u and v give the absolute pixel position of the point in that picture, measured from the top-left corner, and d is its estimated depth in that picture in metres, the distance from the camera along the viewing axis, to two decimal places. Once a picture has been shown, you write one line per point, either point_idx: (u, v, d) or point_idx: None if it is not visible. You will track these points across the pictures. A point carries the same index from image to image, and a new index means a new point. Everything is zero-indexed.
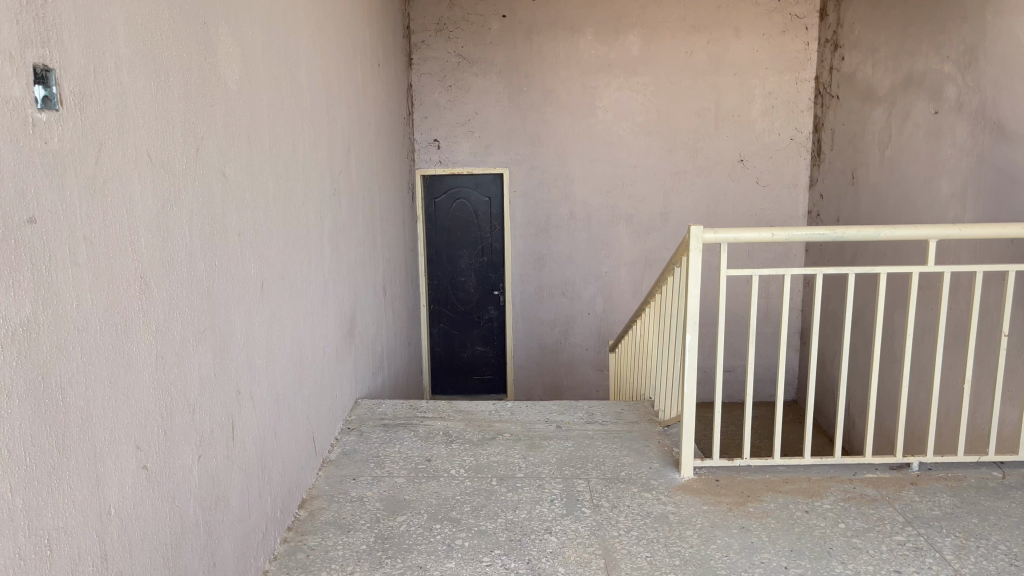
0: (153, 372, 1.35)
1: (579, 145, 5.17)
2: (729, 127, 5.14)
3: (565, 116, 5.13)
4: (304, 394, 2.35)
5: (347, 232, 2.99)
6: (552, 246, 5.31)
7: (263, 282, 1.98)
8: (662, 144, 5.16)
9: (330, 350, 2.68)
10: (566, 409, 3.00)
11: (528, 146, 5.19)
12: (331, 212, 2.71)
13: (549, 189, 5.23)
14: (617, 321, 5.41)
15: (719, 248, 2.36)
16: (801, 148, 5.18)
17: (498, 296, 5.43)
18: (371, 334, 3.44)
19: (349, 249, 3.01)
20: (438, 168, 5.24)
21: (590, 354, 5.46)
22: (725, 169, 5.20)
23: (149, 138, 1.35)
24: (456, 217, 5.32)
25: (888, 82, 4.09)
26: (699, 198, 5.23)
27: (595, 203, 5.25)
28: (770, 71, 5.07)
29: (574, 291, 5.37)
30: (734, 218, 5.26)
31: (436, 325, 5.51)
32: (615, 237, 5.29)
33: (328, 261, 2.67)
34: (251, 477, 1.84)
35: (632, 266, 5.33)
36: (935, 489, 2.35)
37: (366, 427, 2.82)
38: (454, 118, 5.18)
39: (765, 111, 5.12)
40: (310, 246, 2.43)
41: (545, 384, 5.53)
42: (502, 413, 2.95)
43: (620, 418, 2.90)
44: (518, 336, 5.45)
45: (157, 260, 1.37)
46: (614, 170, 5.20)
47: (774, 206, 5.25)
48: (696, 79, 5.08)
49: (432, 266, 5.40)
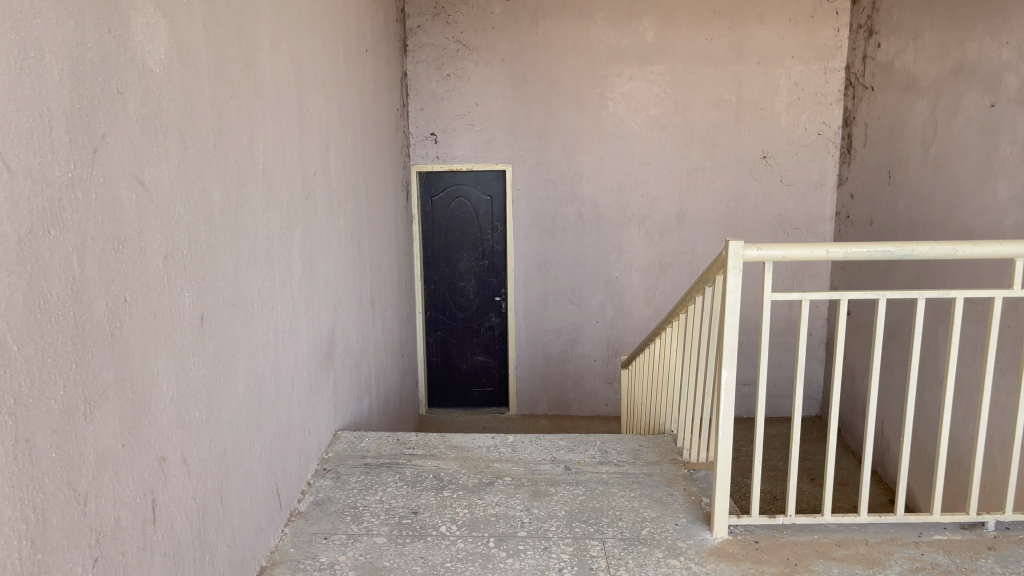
0: (8, 463, 0.96)
1: (588, 141, 4.77)
2: (752, 121, 4.72)
3: (572, 108, 4.73)
4: (266, 439, 1.96)
5: (326, 246, 2.61)
6: (557, 248, 4.92)
7: (204, 316, 1.58)
8: (678, 138, 4.75)
9: (302, 382, 2.29)
10: (576, 445, 2.60)
11: (533, 140, 4.79)
12: (302, 217, 2.32)
13: (555, 188, 4.84)
14: (628, 330, 5.02)
15: (762, 265, 1.95)
16: (829, 143, 4.76)
17: (499, 303, 5.05)
18: (354, 352, 3.06)
19: (328, 263, 2.63)
20: (435, 164, 4.86)
21: (598, 365, 5.08)
22: (746, 166, 4.78)
23: (4, 135, 0.96)
24: (454, 217, 4.93)
25: (933, 71, 3.68)
26: (719, 198, 4.83)
27: (606, 202, 4.85)
28: (797, 60, 4.65)
29: (581, 297, 4.98)
30: (756, 219, 4.85)
31: (433, 333, 5.13)
32: (626, 239, 4.90)
33: (299, 278, 2.28)
34: (181, 565, 1.45)
35: (644, 271, 4.93)
36: (1018, 556, 1.96)
37: (345, 468, 2.44)
38: (453, 110, 4.79)
39: (791, 103, 4.70)
40: (272, 267, 2.03)
41: (550, 396, 5.15)
42: (501, 451, 2.56)
43: (639, 457, 2.50)
44: (520, 345, 5.07)
45: (19, 306, 0.99)
46: (625, 168, 4.80)
47: (799, 206, 4.84)
48: (715, 68, 4.66)
49: (430, 270, 5.02)
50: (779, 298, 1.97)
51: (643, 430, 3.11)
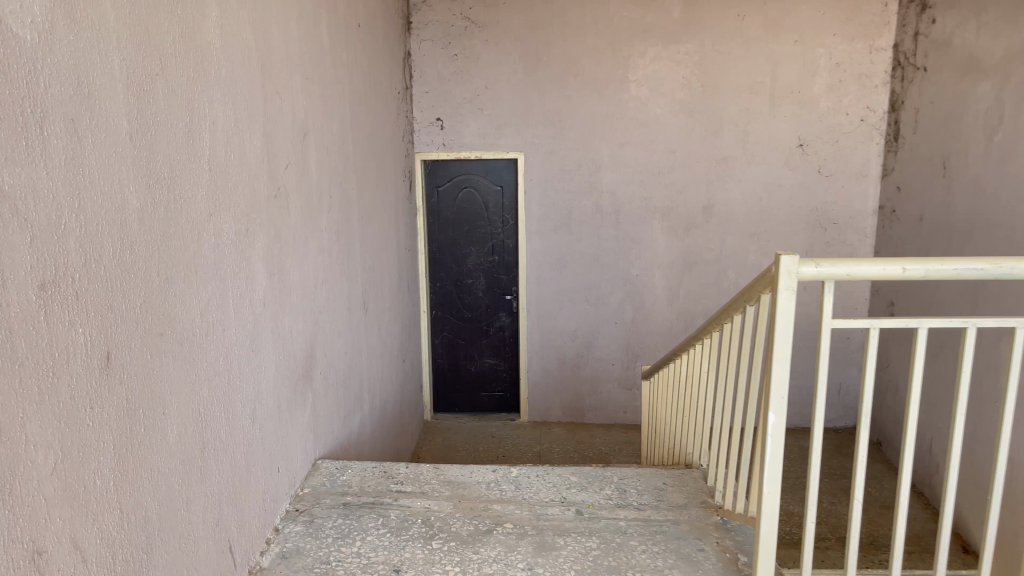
0: None
1: (607, 128, 4.39)
2: (788, 106, 4.31)
3: (590, 92, 4.35)
4: (215, 490, 1.62)
5: (303, 250, 2.27)
6: (572, 244, 4.55)
7: (111, 352, 1.23)
8: (705, 124, 4.35)
9: (266, 413, 1.95)
10: (591, 481, 2.25)
11: (547, 127, 4.41)
12: (268, 219, 1.97)
13: (571, 178, 4.46)
14: (650, 332, 4.64)
15: (821, 286, 1.56)
16: (872, 131, 4.32)
17: (510, 302, 4.70)
18: (341, 367, 2.71)
19: (303, 270, 2.27)
20: (441, 152, 4.49)
21: (616, 370, 4.71)
22: (781, 156, 4.37)
23: None
24: (462, 209, 4.58)
25: (998, 50, 3.26)
26: (749, 190, 4.42)
27: (626, 194, 4.47)
28: (838, 38, 4.21)
29: (598, 296, 4.61)
30: (790, 214, 4.44)
31: (440, 334, 4.80)
32: (649, 235, 4.51)
33: (262, 291, 1.93)
34: None
35: (668, 268, 4.55)
36: None
37: (320, 509, 2.09)
38: (460, 93, 4.42)
39: (831, 86, 4.27)
40: (223, 284, 1.68)
41: (564, 402, 4.80)
42: (503, 490, 2.20)
43: (664, 500, 2.14)
44: (532, 347, 4.72)
45: None
46: (648, 156, 4.41)
47: (838, 199, 4.41)
48: (748, 47, 4.25)
49: (436, 266, 4.69)
50: (841, 327, 1.57)
51: (672, 456, 2.74)
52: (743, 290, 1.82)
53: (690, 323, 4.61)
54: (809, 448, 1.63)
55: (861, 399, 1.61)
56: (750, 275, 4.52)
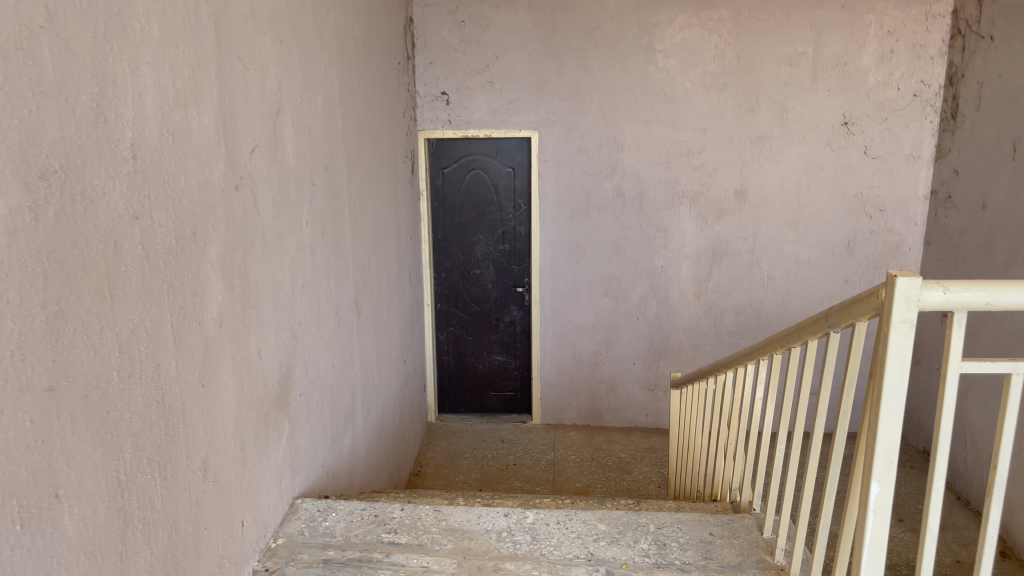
0: None
1: (631, 103, 3.96)
2: (832, 79, 3.87)
3: (612, 63, 3.92)
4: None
5: (276, 253, 1.88)
6: (591, 231, 4.15)
7: None
8: (740, 100, 3.92)
9: (226, 457, 1.57)
10: (624, 531, 1.86)
11: (564, 102, 3.99)
12: (227, 217, 1.59)
13: (590, 159, 4.05)
14: (675, 329, 4.26)
15: (948, 318, 1.15)
16: (927, 106, 3.86)
17: (522, 294, 4.32)
18: (329, 383, 2.34)
19: (276, 277, 1.88)
20: (446, 130, 4.08)
21: (637, 369, 4.33)
22: (823, 134, 3.93)
23: None
24: (470, 193, 4.19)
25: None
26: (787, 173, 3.99)
27: (650, 176, 4.05)
28: (891, 2, 3.76)
29: (619, 289, 4.22)
30: (831, 200, 4.01)
31: (445, 328, 4.43)
32: (675, 222, 4.10)
33: (217, 308, 1.54)
34: None
35: (695, 259, 4.15)
36: None
37: (295, 569, 1.70)
38: (468, 64, 4.00)
39: (882, 57, 3.82)
40: (156, 307, 1.29)
41: (581, 404, 4.43)
42: (517, 541, 1.82)
43: (715, 560, 1.75)
44: (545, 344, 4.33)
45: None
46: (675, 135, 3.99)
47: (886, 184, 3.97)
48: (789, 13, 3.80)
49: (441, 255, 4.30)
50: (973, 373, 1.16)
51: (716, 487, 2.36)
52: (825, 315, 1.42)
53: (718, 319, 4.23)
54: (923, 530, 1.23)
55: (996, 467, 1.21)
56: (786, 267, 4.12)
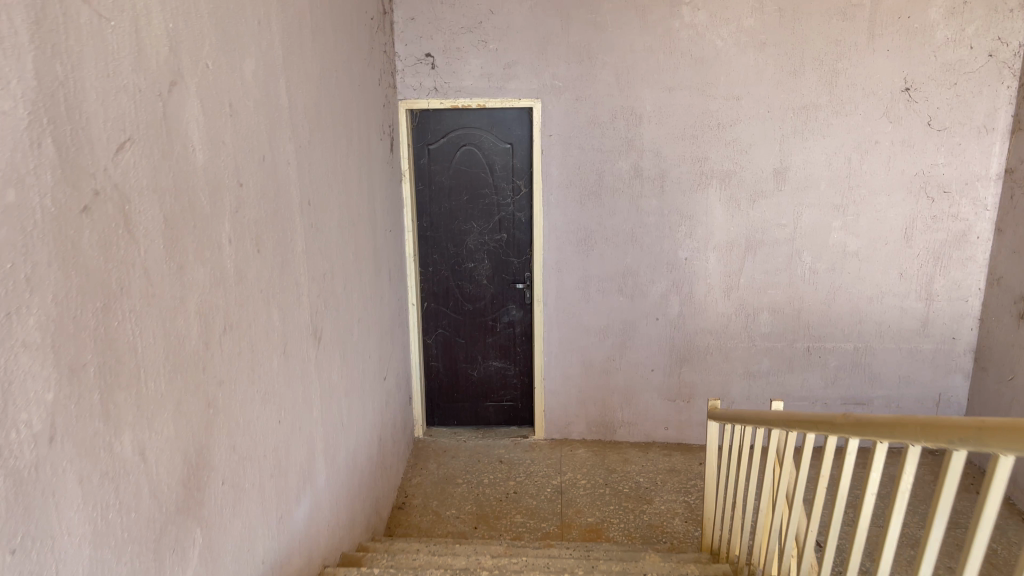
0: None
1: (651, 67, 3.34)
2: (892, 37, 3.24)
3: (630, 18, 3.30)
4: None
5: (175, 298, 1.29)
6: (603, 219, 3.55)
7: None
8: (782, 62, 3.30)
9: None
10: None
11: (572, 66, 3.37)
12: (70, 265, 1.00)
13: (602, 135, 3.44)
14: (700, 330, 3.68)
15: None
16: (1005, 70, 3.22)
17: (522, 290, 3.75)
18: (275, 447, 1.77)
19: (173, 333, 1.29)
20: (432, 99, 3.45)
21: (655, 376, 3.77)
22: (879, 103, 3.32)
23: None
24: (461, 173, 3.59)
25: None
26: (834, 150, 3.40)
27: (673, 155, 3.44)
28: None
29: (635, 286, 3.63)
30: (886, 180, 3.42)
31: (434, 330, 3.86)
32: (702, 208, 3.50)
33: (46, 412, 0.94)
34: None
35: (725, 251, 3.56)
36: None
37: None
38: (458, 19, 3.36)
39: (952, 10, 3.19)
40: None
41: (590, 416, 3.87)
42: None
43: None
44: (549, 347, 3.76)
45: None
46: (704, 105, 3.37)
47: (951, 162, 3.37)
48: None
49: (428, 247, 3.72)
50: None
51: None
52: None
53: (752, 319, 3.65)
54: None
55: None
56: (831, 259, 3.54)
